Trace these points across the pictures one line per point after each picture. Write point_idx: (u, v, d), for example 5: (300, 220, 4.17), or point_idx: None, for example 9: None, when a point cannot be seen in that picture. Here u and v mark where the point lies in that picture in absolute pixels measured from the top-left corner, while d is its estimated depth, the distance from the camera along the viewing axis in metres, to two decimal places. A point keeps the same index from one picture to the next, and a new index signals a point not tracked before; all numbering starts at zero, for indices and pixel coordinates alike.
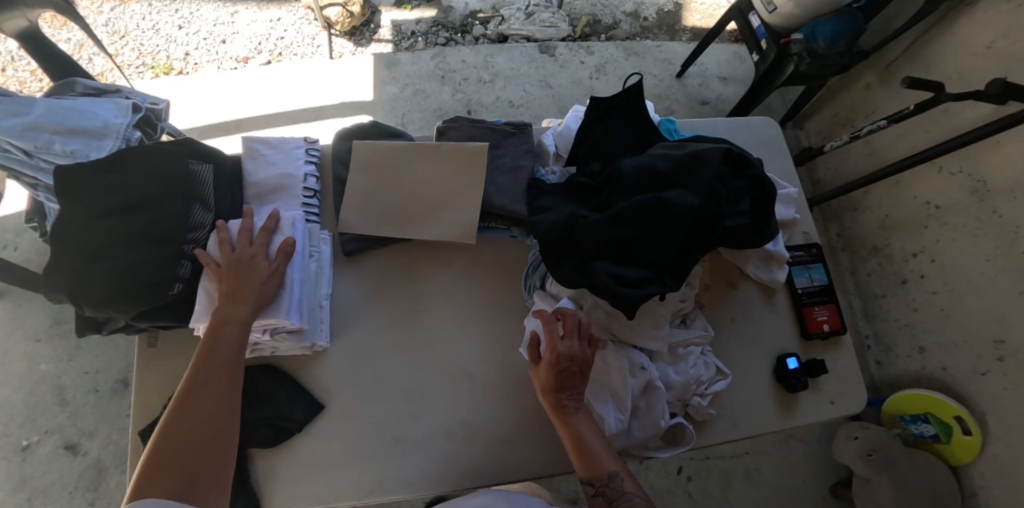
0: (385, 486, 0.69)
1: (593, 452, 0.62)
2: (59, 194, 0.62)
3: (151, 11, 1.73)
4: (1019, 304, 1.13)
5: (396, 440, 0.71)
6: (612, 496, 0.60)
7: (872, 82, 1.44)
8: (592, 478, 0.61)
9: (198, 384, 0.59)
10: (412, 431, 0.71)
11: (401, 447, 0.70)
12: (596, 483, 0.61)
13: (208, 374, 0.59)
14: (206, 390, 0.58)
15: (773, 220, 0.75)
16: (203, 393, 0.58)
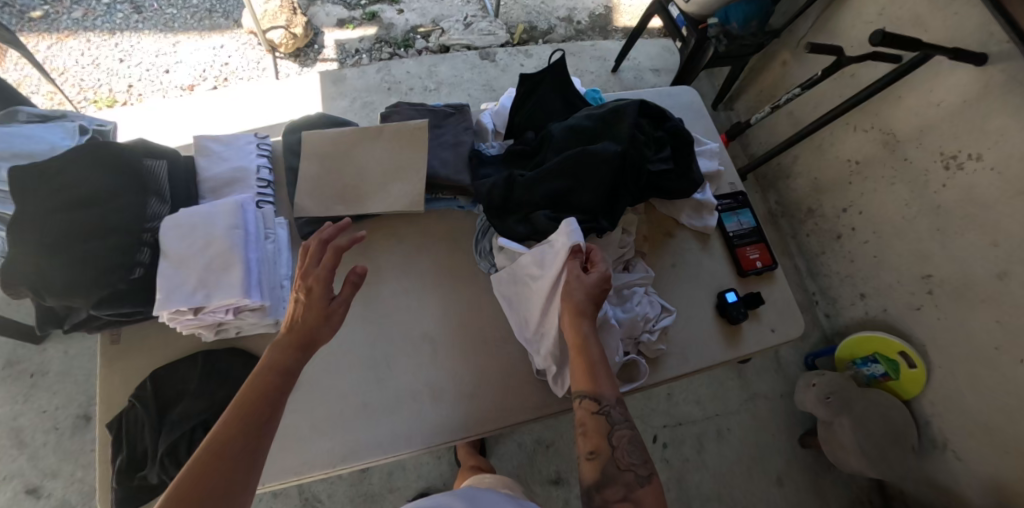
0: (358, 451, 0.70)
1: (602, 374, 0.63)
2: (13, 191, 0.61)
3: (90, 46, 1.76)
4: (938, 240, 1.24)
5: (365, 406, 0.73)
6: (612, 418, 0.61)
7: (787, 59, 1.56)
8: (599, 396, 0.62)
9: (265, 396, 0.56)
10: (380, 398, 0.73)
11: (371, 413, 0.72)
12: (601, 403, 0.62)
13: (273, 383, 0.57)
14: (273, 400, 0.56)
15: (696, 169, 0.83)
16: (270, 405, 0.56)
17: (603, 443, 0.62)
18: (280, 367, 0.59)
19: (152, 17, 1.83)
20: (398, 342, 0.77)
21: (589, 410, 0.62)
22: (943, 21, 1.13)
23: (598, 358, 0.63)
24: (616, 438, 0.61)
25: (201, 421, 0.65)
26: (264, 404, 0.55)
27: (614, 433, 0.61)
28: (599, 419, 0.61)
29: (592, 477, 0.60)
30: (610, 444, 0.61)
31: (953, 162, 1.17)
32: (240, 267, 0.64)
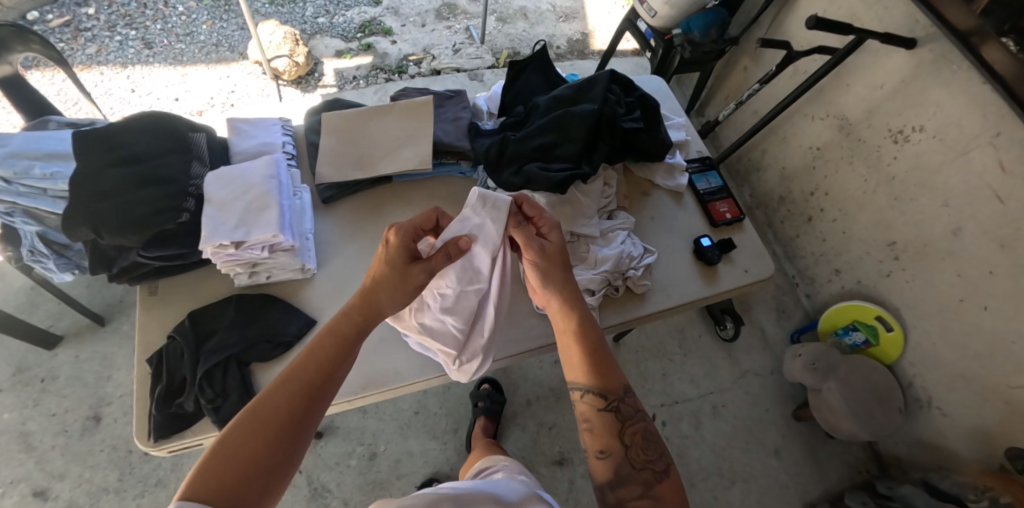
0: (376, 380, 0.84)
1: (611, 369, 0.71)
2: (80, 150, 0.74)
3: (104, 79, 1.89)
4: (896, 208, 1.32)
5: (382, 340, 0.88)
6: (625, 415, 0.69)
7: (747, 64, 1.70)
8: (608, 393, 0.69)
9: (329, 358, 0.64)
10: (394, 333, 0.88)
11: (386, 345, 0.87)
12: (610, 399, 0.69)
13: (337, 350, 0.65)
14: (336, 369, 0.64)
15: (663, 130, 0.97)
16: (333, 371, 0.63)
17: (615, 442, 0.68)
18: (344, 335, 0.66)
19: (162, 52, 1.98)
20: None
21: (595, 406, 0.69)
22: (876, 15, 1.24)
23: (600, 346, 0.71)
24: (631, 431, 0.68)
25: (233, 355, 0.73)
26: (327, 370, 0.63)
27: (627, 431, 0.68)
28: (608, 415, 0.69)
29: (606, 474, 0.66)
30: (622, 444, 0.68)
31: (900, 136, 1.27)
32: (276, 209, 0.76)
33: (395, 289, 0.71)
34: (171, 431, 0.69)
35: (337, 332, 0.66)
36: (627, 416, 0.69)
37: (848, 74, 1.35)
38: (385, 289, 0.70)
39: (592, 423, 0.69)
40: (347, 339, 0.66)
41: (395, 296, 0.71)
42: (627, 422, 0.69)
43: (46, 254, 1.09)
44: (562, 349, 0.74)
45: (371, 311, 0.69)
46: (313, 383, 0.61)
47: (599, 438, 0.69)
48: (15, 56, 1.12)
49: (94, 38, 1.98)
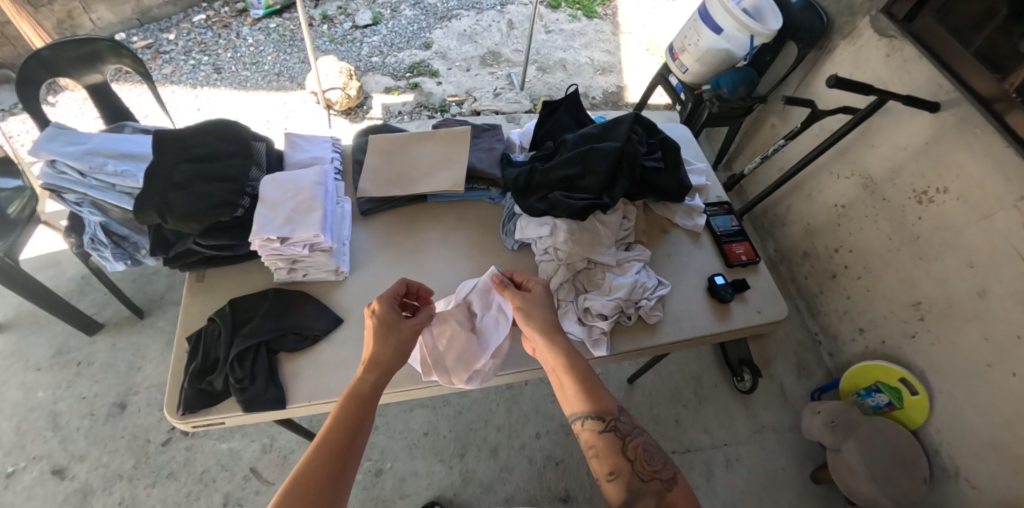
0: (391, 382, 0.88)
1: (602, 391, 0.71)
2: (157, 147, 0.87)
3: (174, 96, 2.09)
4: (921, 267, 1.31)
5: None
6: (625, 430, 0.69)
7: (774, 122, 1.74)
8: (604, 414, 0.70)
9: (349, 421, 0.63)
10: None
11: None
12: (607, 420, 0.69)
13: (357, 414, 0.64)
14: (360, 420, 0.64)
15: (683, 172, 1.02)
16: (355, 433, 0.62)
17: (622, 461, 0.67)
18: (360, 396, 0.66)
19: (229, 77, 2.17)
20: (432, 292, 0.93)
21: (595, 430, 0.69)
22: (901, 79, 1.29)
23: (588, 372, 0.72)
24: (633, 446, 0.68)
25: (264, 342, 0.81)
26: (348, 434, 0.62)
27: (629, 445, 0.68)
28: (609, 436, 0.69)
29: (619, 496, 0.65)
30: (627, 461, 0.67)
31: (925, 197, 1.28)
32: (321, 213, 0.85)
33: (398, 346, 0.73)
34: (198, 405, 0.77)
35: (353, 395, 0.66)
36: (627, 432, 0.69)
37: (873, 135, 1.39)
38: (390, 351, 0.71)
39: (596, 448, 0.68)
40: (362, 401, 0.66)
41: (387, 351, 0.71)
42: (627, 437, 0.69)
43: (105, 244, 1.17)
44: (557, 385, 0.75)
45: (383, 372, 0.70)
46: (338, 449, 0.59)
47: (605, 461, 0.68)
48: (107, 67, 1.28)
49: (171, 60, 2.20)
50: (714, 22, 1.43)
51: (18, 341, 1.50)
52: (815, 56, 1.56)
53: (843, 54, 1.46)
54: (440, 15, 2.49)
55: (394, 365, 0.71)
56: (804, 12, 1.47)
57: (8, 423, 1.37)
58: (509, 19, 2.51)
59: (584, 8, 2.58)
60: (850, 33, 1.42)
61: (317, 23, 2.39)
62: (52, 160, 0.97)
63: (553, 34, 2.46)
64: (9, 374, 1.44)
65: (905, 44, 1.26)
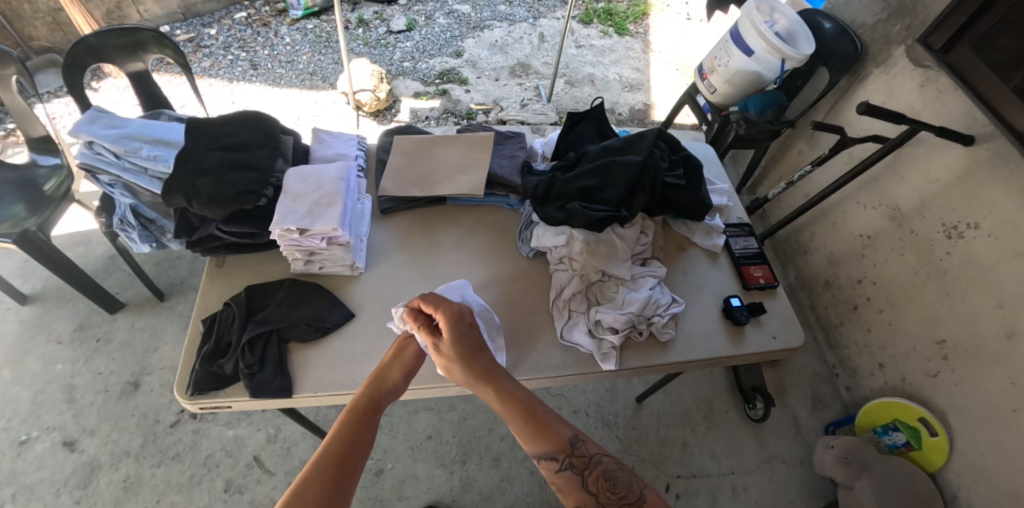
0: None
1: (555, 428, 0.73)
2: (190, 134, 0.89)
3: (210, 88, 2.16)
4: (947, 304, 1.27)
5: None
6: (583, 463, 0.71)
7: (802, 147, 1.71)
8: (559, 452, 0.71)
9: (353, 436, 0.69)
10: None
11: None
12: (563, 457, 0.71)
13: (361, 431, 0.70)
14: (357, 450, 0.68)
15: (705, 190, 1.01)
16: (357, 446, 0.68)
17: (585, 494, 0.69)
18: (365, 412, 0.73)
19: (264, 74, 2.24)
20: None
21: (553, 469, 0.71)
22: (934, 110, 1.26)
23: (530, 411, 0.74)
24: (594, 476, 0.70)
25: (276, 329, 0.83)
26: (350, 448, 0.68)
27: (591, 478, 0.70)
28: (568, 473, 0.70)
29: None
30: (592, 493, 0.69)
31: (954, 232, 1.24)
32: (340, 207, 0.86)
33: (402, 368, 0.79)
34: (207, 387, 0.78)
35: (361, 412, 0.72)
36: (586, 465, 0.71)
37: (903, 166, 1.36)
38: (393, 373, 0.78)
39: (557, 486, 0.71)
40: (366, 416, 0.72)
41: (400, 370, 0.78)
42: (587, 469, 0.70)
43: (133, 225, 1.20)
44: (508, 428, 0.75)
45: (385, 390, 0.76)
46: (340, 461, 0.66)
47: (571, 497, 0.70)
48: (149, 56, 1.33)
49: (210, 54, 2.28)
50: (745, 45, 1.42)
51: (44, 314, 1.55)
52: (847, 83, 1.53)
53: (876, 83, 1.44)
54: (473, 24, 2.53)
55: (394, 385, 0.77)
56: (838, 38, 1.45)
57: (27, 392, 1.42)
58: (541, 32, 2.54)
59: (616, 25, 2.59)
60: (885, 62, 1.40)
61: (353, 27, 2.45)
62: (90, 141, 1.01)
63: (583, 49, 2.48)
64: (32, 345, 1.49)
65: (940, 75, 1.24)
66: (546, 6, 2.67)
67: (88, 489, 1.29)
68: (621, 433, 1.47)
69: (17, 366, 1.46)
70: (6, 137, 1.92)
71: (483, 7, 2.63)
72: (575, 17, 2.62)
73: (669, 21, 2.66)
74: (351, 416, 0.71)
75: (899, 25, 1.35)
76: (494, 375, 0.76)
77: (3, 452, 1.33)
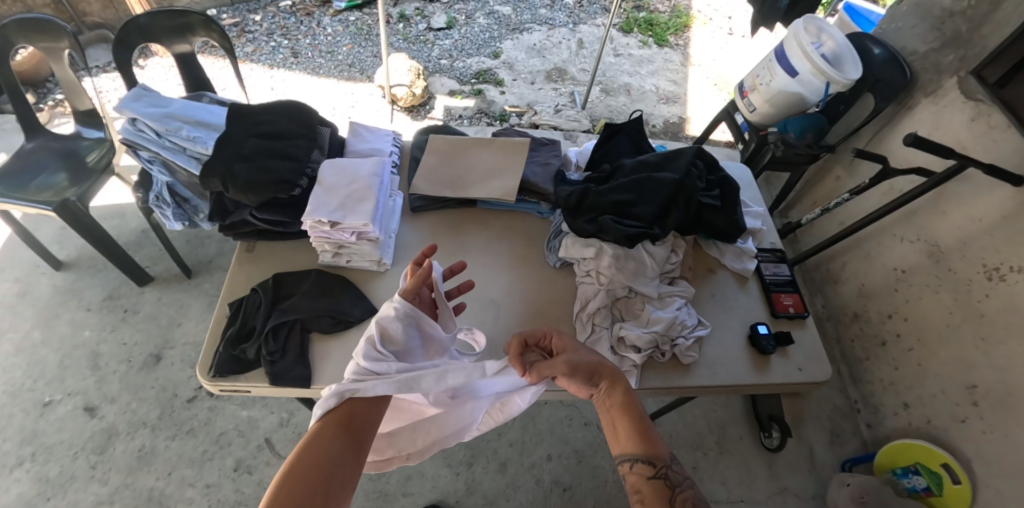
0: None
1: (653, 435, 0.67)
2: (232, 121, 0.91)
3: (252, 73, 2.20)
4: (981, 349, 1.21)
5: None
6: (675, 480, 0.63)
7: (840, 173, 1.66)
8: (655, 459, 0.64)
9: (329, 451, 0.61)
10: None
11: None
12: (657, 466, 0.64)
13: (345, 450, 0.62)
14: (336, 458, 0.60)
15: (740, 213, 0.99)
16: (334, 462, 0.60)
17: None
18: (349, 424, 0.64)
19: (304, 62, 2.27)
20: (468, 295, 0.93)
21: (645, 475, 0.63)
22: (983, 146, 1.21)
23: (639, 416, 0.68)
24: (684, 498, 0.61)
25: (300, 319, 0.84)
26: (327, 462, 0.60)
27: (678, 497, 0.61)
28: (659, 483, 0.62)
29: None
30: None
31: (995, 274, 1.19)
32: (372, 203, 0.87)
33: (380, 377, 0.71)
34: (229, 370, 0.80)
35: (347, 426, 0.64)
36: (679, 483, 0.63)
37: (945, 201, 1.30)
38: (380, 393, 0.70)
39: (642, 498, 0.62)
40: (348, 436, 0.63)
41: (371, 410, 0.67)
42: (676, 486, 0.62)
43: (168, 203, 1.23)
44: (607, 424, 0.71)
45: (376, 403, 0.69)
46: (318, 482, 0.57)
47: None
48: (196, 39, 1.36)
49: (253, 40, 2.33)
50: (789, 65, 1.38)
51: (76, 281, 1.60)
52: (893, 111, 1.48)
53: (923, 114, 1.39)
54: (512, 26, 2.53)
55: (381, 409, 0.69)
56: (887, 65, 1.40)
57: (54, 355, 1.46)
58: (580, 38, 2.52)
59: (656, 36, 2.56)
60: (934, 92, 1.35)
61: (394, 22, 2.48)
62: (134, 118, 1.04)
63: (621, 58, 2.46)
64: (63, 310, 1.54)
65: (993, 109, 1.19)
66: (587, 12, 2.66)
67: (104, 455, 1.32)
68: None
69: (48, 330, 1.51)
70: (54, 107, 1.99)
71: (524, 10, 2.62)
72: (615, 25, 2.61)
73: (710, 35, 2.62)
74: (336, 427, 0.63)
75: (953, 55, 1.30)
76: (618, 384, 0.71)
77: (27, 411, 1.38)
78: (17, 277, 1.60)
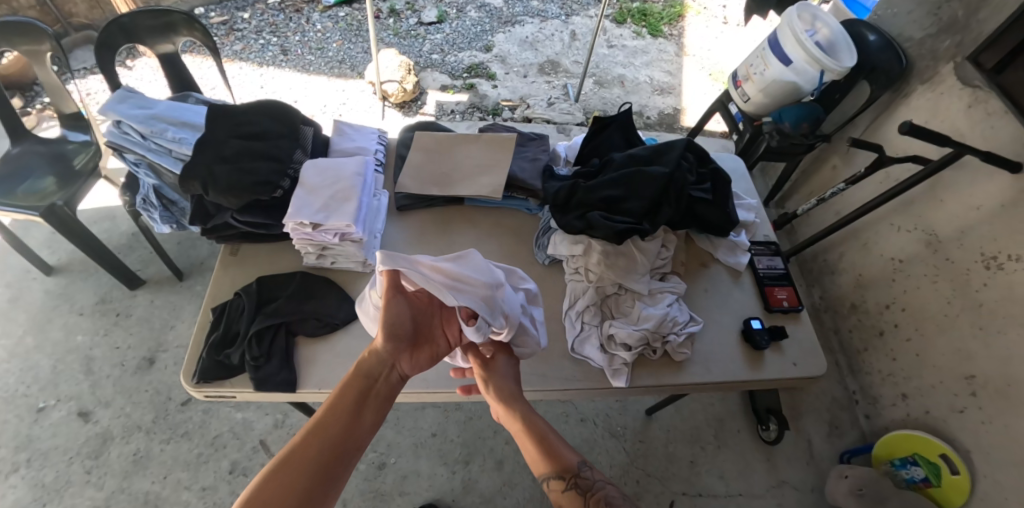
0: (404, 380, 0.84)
1: (562, 449, 0.70)
2: (212, 121, 0.90)
3: (242, 72, 2.18)
4: (980, 338, 1.20)
5: None
6: (586, 485, 0.64)
7: (835, 163, 1.64)
8: (563, 473, 0.67)
9: (336, 452, 0.63)
10: None
11: None
12: (567, 477, 0.66)
13: (356, 429, 0.65)
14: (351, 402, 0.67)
15: (733, 206, 0.97)
16: (348, 456, 0.63)
17: None
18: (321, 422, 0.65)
19: (294, 60, 2.24)
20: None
21: (559, 489, 0.65)
22: (981, 134, 1.19)
23: (543, 434, 0.72)
24: (594, 501, 0.62)
25: (286, 322, 0.83)
26: (327, 462, 0.61)
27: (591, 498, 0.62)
28: (572, 494, 0.64)
29: None
30: None
31: (993, 263, 1.17)
32: (356, 203, 0.86)
33: (402, 342, 0.73)
34: (214, 376, 0.79)
35: (336, 406, 0.66)
36: (589, 487, 0.64)
37: (943, 190, 1.28)
38: (372, 359, 0.71)
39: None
40: (351, 408, 0.67)
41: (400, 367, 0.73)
42: (588, 492, 0.63)
43: (155, 206, 1.22)
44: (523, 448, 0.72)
45: (378, 372, 0.71)
46: (334, 427, 0.64)
47: None
48: (180, 39, 1.34)
49: (242, 38, 2.31)
50: (783, 53, 1.36)
51: (68, 285, 1.60)
52: (890, 99, 1.46)
53: (920, 101, 1.36)
54: (504, 19, 2.50)
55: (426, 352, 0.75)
56: (883, 53, 1.37)
57: (47, 360, 1.46)
58: (573, 29, 2.49)
59: (650, 26, 2.53)
60: (931, 79, 1.33)
61: (384, 17, 2.46)
62: (119, 120, 1.02)
63: (614, 49, 2.43)
64: (55, 314, 1.53)
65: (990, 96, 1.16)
66: (579, 3, 2.63)
67: (99, 459, 1.32)
68: (628, 445, 1.45)
69: (40, 334, 1.50)
70: (42, 110, 1.98)
71: (516, 2, 2.59)
72: (608, 16, 2.57)
73: (705, 24, 2.58)
74: (317, 429, 0.63)
75: (950, 40, 1.27)
76: (522, 405, 0.75)
77: (21, 417, 1.37)
78: (8, 282, 1.59)
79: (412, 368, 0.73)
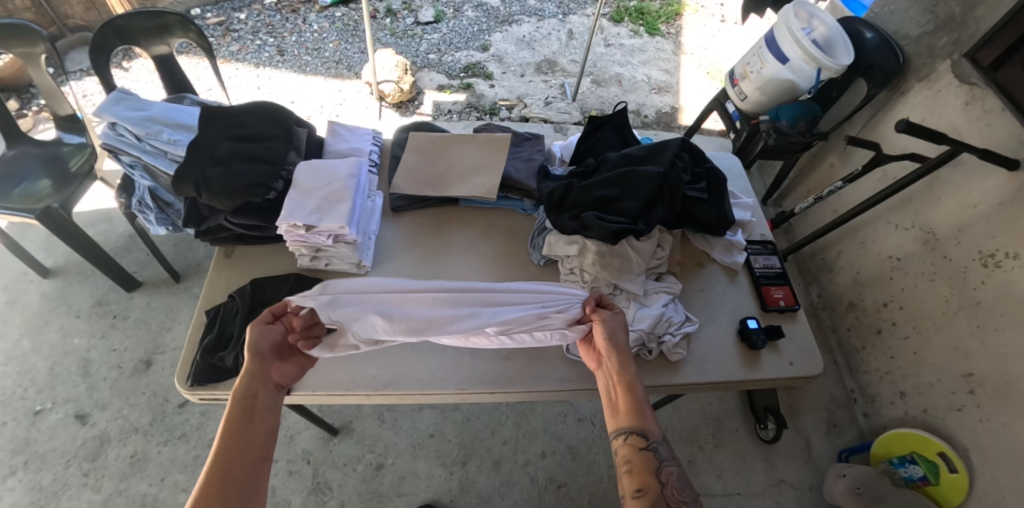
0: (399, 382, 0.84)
1: (647, 414, 0.71)
2: (205, 124, 0.90)
3: (238, 72, 2.18)
4: (977, 336, 1.20)
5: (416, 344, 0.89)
6: (660, 456, 0.67)
7: (833, 161, 1.64)
8: (644, 434, 0.68)
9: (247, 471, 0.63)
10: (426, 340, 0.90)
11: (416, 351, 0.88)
12: (648, 439, 0.68)
13: (255, 444, 0.65)
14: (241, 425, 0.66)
15: (728, 206, 0.97)
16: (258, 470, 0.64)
17: (652, 481, 0.65)
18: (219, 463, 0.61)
19: (291, 60, 2.24)
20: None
21: (635, 446, 0.67)
22: (978, 131, 1.18)
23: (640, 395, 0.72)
24: (665, 474, 0.65)
25: None
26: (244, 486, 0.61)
27: (663, 469, 0.66)
28: (647, 456, 0.66)
29: None
30: (658, 482, 0.65)
31: (990, 261, 1.17)
32: (349, 205, 0.86)
33: (268, 353, 0.73)
34: (209, 378, 0.79)
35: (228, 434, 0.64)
36: (663, 460, 0.66)
37: (941, 188, 1.28)
38: (246, 379, 0.70)
39: (629, 466, 0.66)
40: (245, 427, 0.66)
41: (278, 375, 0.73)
42: (661, 462, 0.66)
43: (151, 208, 1.22)
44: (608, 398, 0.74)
45: (257, 388, 0.70)
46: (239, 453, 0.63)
47: (636, 478, 0.66)
48: (174, 40, 1.34)
49: (239, 39, 2.30)
50: (780, 51, 1.36)
51: (65, 287, 1.59)
52: (887, 96, 1.46)
53: (917, 99, 1.36)
54: (501, 18, 2.49)
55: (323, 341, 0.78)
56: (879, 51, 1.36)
57: (44, 363, 1.46)
58: (570, 28, 2.48)
59: (647, 25, 2.52)
60: (927, 76, 1.33)
61: (381, 17, 2.45)
62: (113, 122, 1.01)
63: (611, 48, 2.43)
64: (52, 317, 1.53)
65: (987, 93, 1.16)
66: (576, 2, 2.62)
67: (96, 462, 1.32)
68: None
69: (37, 337, 1.50)
70: (38, 112, 1.98)
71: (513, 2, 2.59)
72: (605, 15, 2.57)
73: (702, 23, 2.58)
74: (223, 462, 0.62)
75: (946, 38, 1.27)
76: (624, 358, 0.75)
77: (18, 421, 1.37)
78: (5, 285, 1.59)
79: (287, 373, 0.75)
